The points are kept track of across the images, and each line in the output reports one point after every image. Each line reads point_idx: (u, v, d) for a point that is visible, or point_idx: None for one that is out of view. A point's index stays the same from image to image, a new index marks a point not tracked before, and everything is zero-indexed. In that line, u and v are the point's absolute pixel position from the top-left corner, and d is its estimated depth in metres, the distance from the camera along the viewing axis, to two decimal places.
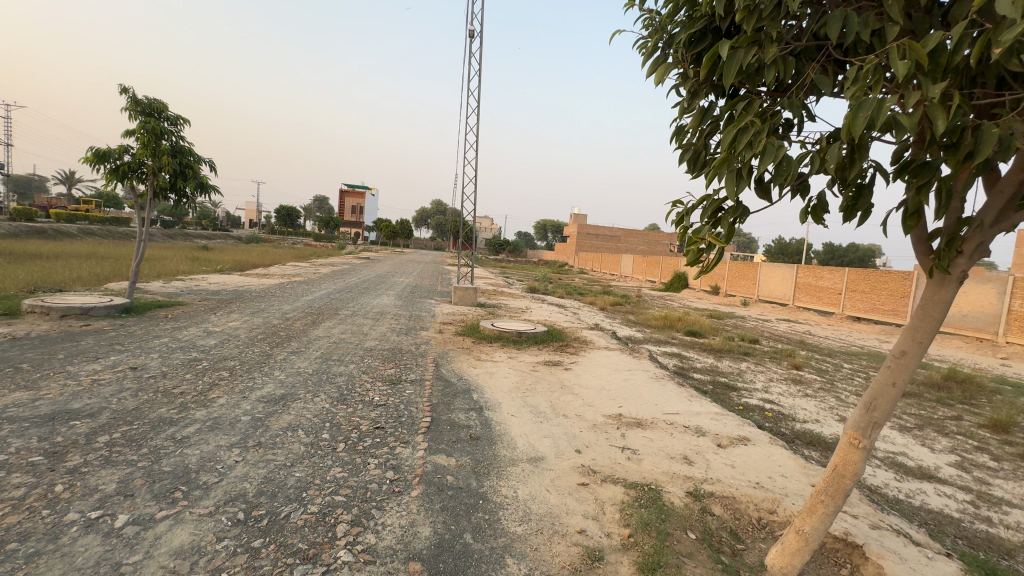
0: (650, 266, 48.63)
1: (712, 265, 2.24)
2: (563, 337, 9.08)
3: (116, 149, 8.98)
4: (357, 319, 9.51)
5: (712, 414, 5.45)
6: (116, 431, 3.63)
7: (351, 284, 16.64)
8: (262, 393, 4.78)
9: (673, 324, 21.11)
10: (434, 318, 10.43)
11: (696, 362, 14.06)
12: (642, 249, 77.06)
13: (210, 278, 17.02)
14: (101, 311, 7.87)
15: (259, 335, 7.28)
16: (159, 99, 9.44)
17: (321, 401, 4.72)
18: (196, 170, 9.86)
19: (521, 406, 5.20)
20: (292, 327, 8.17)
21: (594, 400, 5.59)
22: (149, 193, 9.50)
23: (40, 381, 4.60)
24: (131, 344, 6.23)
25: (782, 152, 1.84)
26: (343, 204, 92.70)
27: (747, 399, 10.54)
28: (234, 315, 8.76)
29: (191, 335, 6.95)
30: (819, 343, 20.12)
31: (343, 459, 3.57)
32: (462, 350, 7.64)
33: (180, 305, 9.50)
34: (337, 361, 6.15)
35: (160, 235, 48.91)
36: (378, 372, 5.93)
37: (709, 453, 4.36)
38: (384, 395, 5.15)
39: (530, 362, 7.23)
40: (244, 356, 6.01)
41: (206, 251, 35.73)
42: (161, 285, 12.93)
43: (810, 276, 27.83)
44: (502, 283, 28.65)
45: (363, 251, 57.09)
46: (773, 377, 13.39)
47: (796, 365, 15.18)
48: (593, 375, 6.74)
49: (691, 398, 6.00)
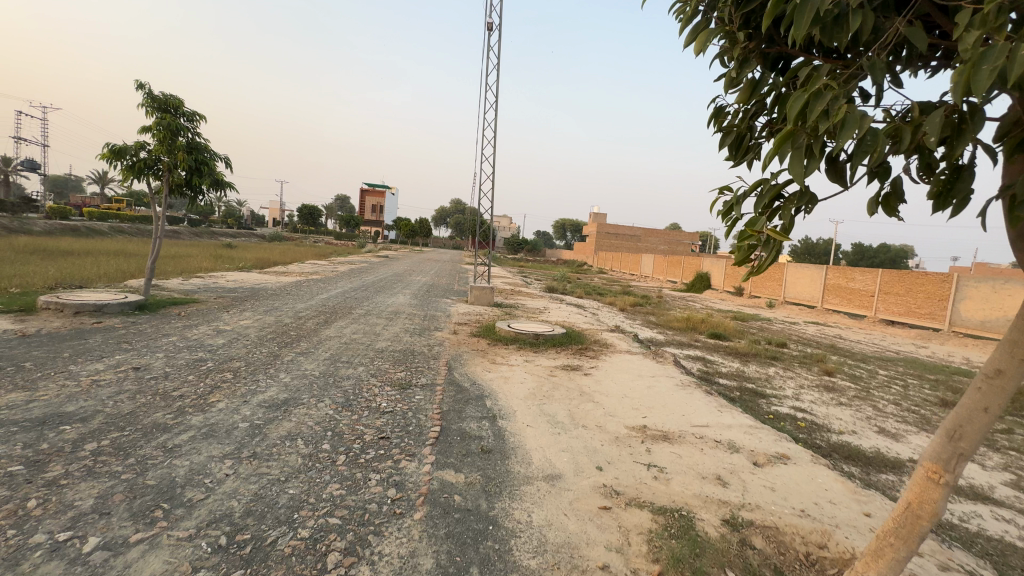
0: (671, 266, 47.62)
1: (765, 264, 1.86)
2: (582, 340, 8.69)
3: (132, 145, 8.96)
4: (370, 318, 9.29)
5: (745, 427, 5.00)
6: (105, 438, 3.41)
7: (368, 283, 16.51)
8: (264, 397, 4.53)
9: (695, 326, 20.46)
10: (449, 318, 10.14)
11: (722, 367, 13.46)
12: (663, 248, 75.72)
13: (229, 275, 17.15)
14: (114, 308, 7.81)
15: (269, 334, 7.10)
16: (175, 95, 9.39)
17: (326, 407, 4.45)
18: (211, 167, 9.79)
19: (538, 415, 4.85)
20: (304, 326, 7.98)
21: (616, 410, 5.20)
22: (165, 190, 9.46)
23: (38, 381, 4.44)
24: (139, 343, 6.09)
25: (867, 124, 1.44)
26: (364, 204, 93.65)
27: (777, 407, 9.97)
28: (246, 314, 8.61)
29: (200, 334, 6.80)
30: (851, 348, 19.22)
31: (342, 474, 3.27)
32: (476, 352, 7.32)
33: (195, 303, 9.42)
34: (347, 364, 5.90)
35: (187, 233, 50.04)
36: (388, 375, 5.65)
37: (745, 473, 3.94)
38: (392, 400, 4.86)
39: (547, 367, 6.87)
40: (250, 357, 5.80)
41: (230, 249, 36.32)
42: (180, 282, 12.99)
43: (840, 278, 26.72)
44: (520, 282, 28.31)
45: (383, 250, 57.45)
46: (803, 384, 12.71)
47: (828, 371, 14.44)
48: (615, 382, 6.34)
49: (721, 408, 5.56)
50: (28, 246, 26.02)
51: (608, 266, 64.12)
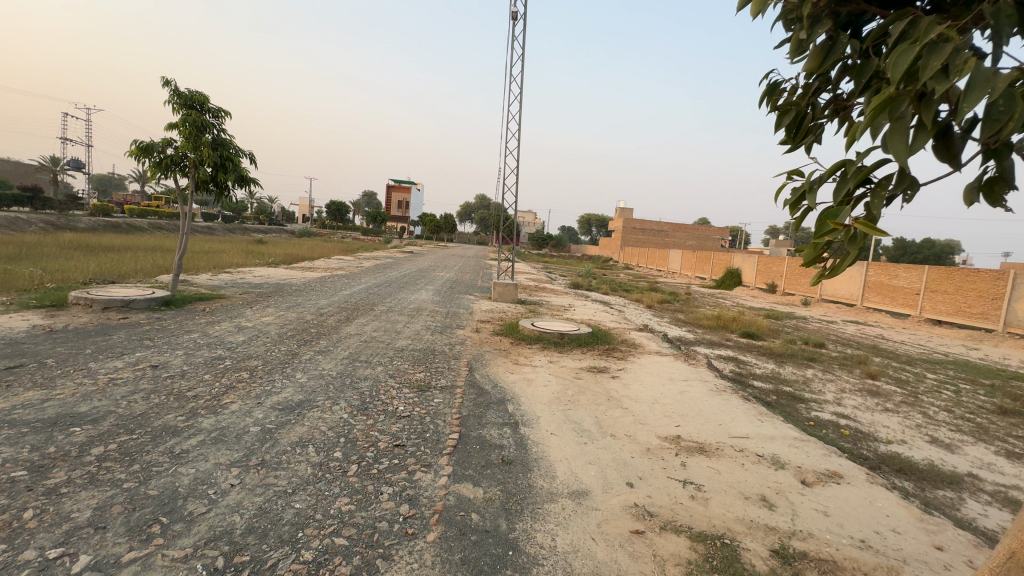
0: (700, 262, 46.36)
1: (843, 264, 1.53)
2: (609, 339, 8.32)
3: (159, 142, 9.03)
4: (391, 315, 9.14)
5: (789, 440, 4.59)
6: (112, 442, 3.30)
7: (391, 279, 16.48)
8: (278, 399, 4.39)
9: (726, 324, 19.72)
10: (471, 315, 9.92)
11: (755, 368, 12.84)
12: (691, 244, 73.87)
13: (256, 271, 17.40)
14: (141, 304, 7.88)
15: (289, 331, 7.01)
16: (201, 91, 9.42)
17: (341, 410, 4.28)
18: (236, 163, 9.79)
19: (562, 422, 4.56)
20: (325, 323, 7.88)
21: (646, 417, 4.86)
22: (191, 186, 9.52)
23: (56, 380, 4.40)
24: (161, 340, 6.07)
25: (1005, 79, 1.08)
26: (390, 200, 94.65)
27: (817, 413, 9.39)
28: (269, 310, 8.60)
29: (222, 330, 6.77)
30: (894, 349, 18.18)
31: (352, 487, 3.05)
32: (498, 352, 7.06)
33: (220, 299, 9.48)
34: (365, 363, 5.73)
35: (220, 229, 51.54)
36: (407, 376, 5.44)
37: (793, 493, 3.56)
38: (410, 404, 4.64)
39: (572, 368, 6.56)
40: (268, 355, 5.69)
41: (261, 245, 37.15)
42: (208, 277, 13.19)
43: (882, 274, 25.35)
44: (544, 279, 27.95)
45: (408, 245, 57.93)
46: (844, 388, 12.00)
47: (871, 374, 13.62)
48: (644, 385, 5.98)
49: (761, 417, 5.15)
50: (71, 242, 27.14)
51: (634, 262, 62.98)
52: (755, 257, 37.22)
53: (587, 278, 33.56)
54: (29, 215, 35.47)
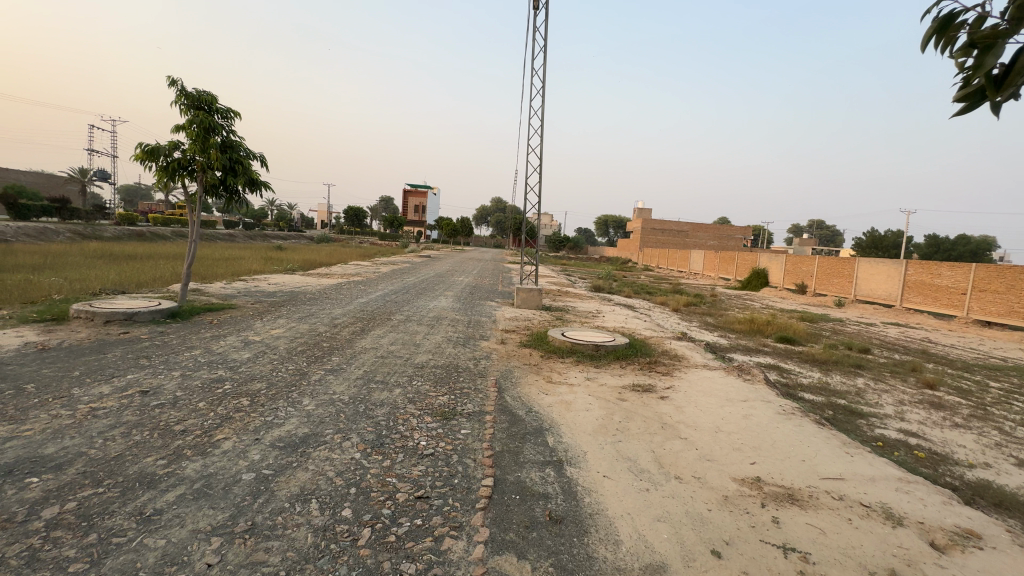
0: (724, 262, 45.00)
1: None
2: (648, 351, 7.51)
3: (165, 145, 8.59)
4: (410, 326, 8.47)
5: (894, 483, 3.75)
6: (71, 500, 2.66)
7: (409, 285, 15.92)
8: (280, 433, 3.72)
9: (761, 328, 18.63)
10: (495, 324, 9.21)
11: (801, 378, 11.84)
12: (713, 244, 72.14)
13: (272, 278, 17.01)
14: (145, 316, 7.37)
15: (299, 347, 6.40)
16: (209, 91, 8.97)
17: (352, 448, 3.59)
18: (246, 165, 9.28)
19: (615, 461, 3.80)
20: (338, 336, 7.25)
21: (713, 453, 4.07)
22: (199, 191, 9.05)
23: (28, 411, 3.81)
24: (159, 358, 5.50)
25: None
26: (407, 204, 94.86)
27: (881, 431, 8.40)
28: (280, 321, 8.04)
29: (226, 346, 6.19)
30: (944, 353, 16.88)
31: (363, 566, 2.35)
32: (529, 368, 6.32)
33: (230, 309, 8.97)
34: (381, 384, 5.05)
35: (241, 237, 52.10)
36: (429, 401, 4.73)
37: (930, 566, 2.74)
38: (433, 438, 3.94)
39: (613, 387, 5.77)
40: (272, 377, 5.05)
41: (279, 251, 37.28)
42: (222, 286, 12.80)
43: (923, 273, 23.83)
44: (566, 282, 27.10)
45: (426, 249, 57.80)
46: (903, 401, 10.91)
47: (929, 383, 12.45)
48: (700, 408, 5.17)
49: (849, 450, 4.31)
50: (96, 251, 27.51)
51: (654, 263, 61.61)
52: (783, 257, 35.72)
53: (608, 280, 32.58)
54: (57, 224, 36.27)
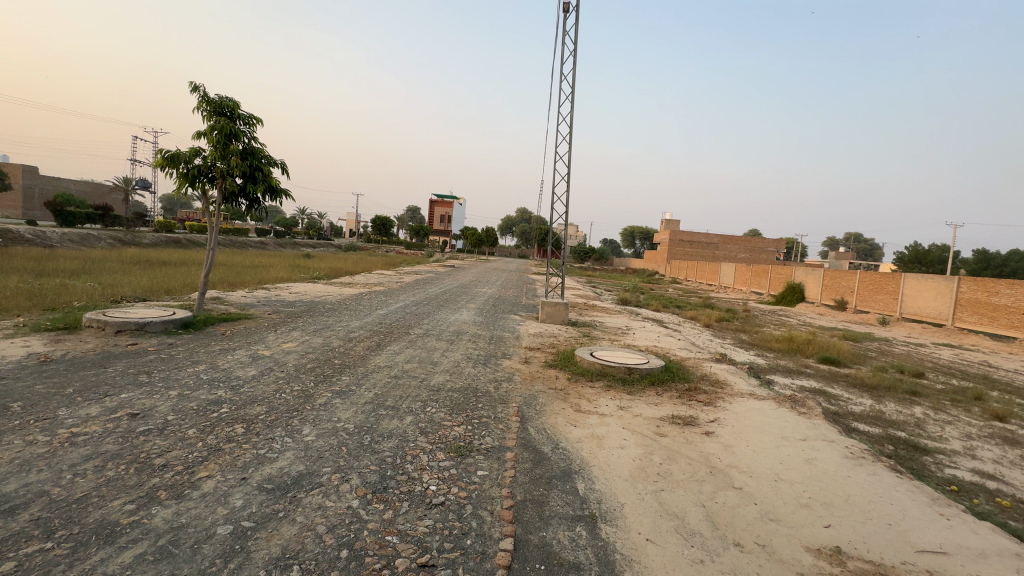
0: (756, 276, 43.31)
1: None
2: (686, 376, 6.81)
3: (186, 151, 8.47)
4: (428, 341, 8.02)
5: (1014, 562, 3.00)
6: (7, 560, 2.22)
7: (432, 296, 15.55)
8: (271, 472, 3.25)
9: (801, 347, 17.47)
10: (519, 341, 8.64)
11: (852, 405, 10.82)
12: (743, 256, 69.95)
13: (296, 286, 16.94)
14: (157, 327, 7.13)
15: (309, 363, 5.99)
16: (232, 97, 8.83)
17: (350, 493, 3.08)
18: (266, 172, 9.07)
19: (660, 519, 3.17)
20: (351, 352, 6.83)
21: (778, 511, 3.40)
22: (218, 198, 8.89)
23: (3, 435, 3.46)
24: (160, 375, 5.15)
25: None
26: (433, 214, 95.76)
27: (951, 471, 7.43)
28: (294, 334, 7.69)
29: (233, 361, 5.83)
30: (1008, 380, 15.42)
31: None
32: (555, 393, 5.74)
33: (246, 320, 8.71)
34: (390, 411, 4.55)
35: (271, 244, 53.22)
36: (442, 433, 4.20)
37: None
38: (445, 481, 3.40)
39: (650, 419, 5.12)
40: (274, 399, 4.62)
41: (307, 259, 37.74)
42: (245, 294, 12.70)
43: (978, 291, 22.09)
44: (592, 295, 26.35)
45: (451, 259, 57.68)
46: (969, 435, 9.80)
47: (998, 415, 11.22)
48: (753, 449, 4.48)
49: (944, 513, 3.57)
50: (133, 256, 28.29)
51: (681, 275, 60.02)
52: (820, 271, 34.00)
53: (635, 293, 31.58)
54: (98, 231, 37.67)
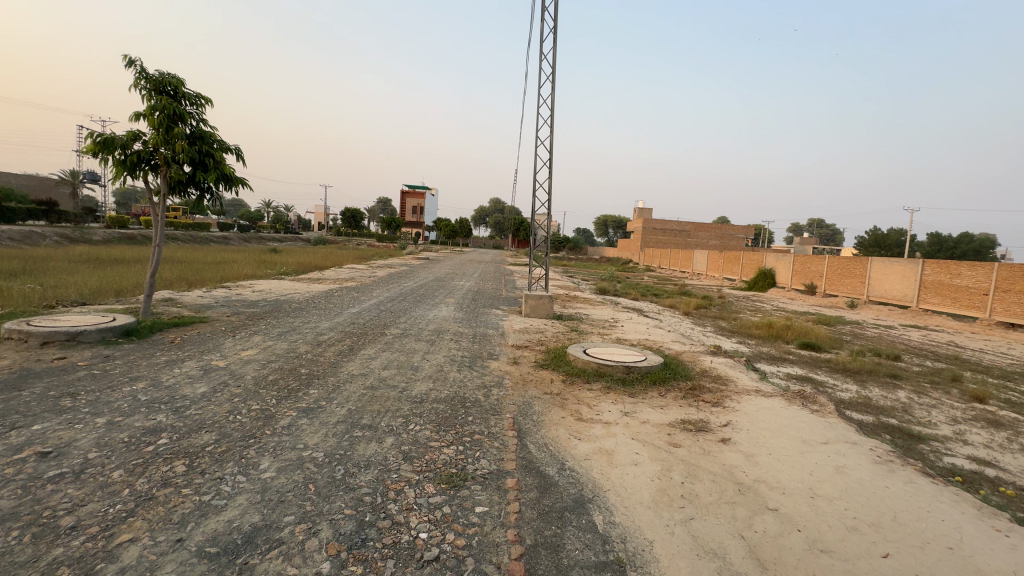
0: (728, 263, 43.80)
1: None
2: (687, 373, 6.34)
3: (123, 135, 7.45)
4: (406, 342, 7.34)
5: None
6: None
7: (407, 291, 14.77)
8: (216, 529, 2.56)
9: (781, 333, 17.47)
10: (505, 339, 8.05)
11: (839, 392, 10.68)
12: (714, 243, 71.02)
13: (260, 284, 15.80)
14: (93, 335, 6.22)
15: (272, 375, 5.25)
16: (176, 74, 7.84)
17: (319, 553, 2.44)
18: (219, 158, 8.13)
19: (698, 560, 2.66)
20: (321, 358, 6.09)
21: (827, 538, 2.95)
22: (162, 187, 7.90)
23: None
24: (88, 396, 4.33)
25: None
26: (405, 206, 93.85)
27: (950, 460, 7.25)
28: (254, 339, 6.88)
29: (181, 375, 5.04)
30: (978, 360, 15.76)
31: None
32: (551, 399, 5.19)
33: (201, 324, 7.83)
34: (368, 433, 3.90)
35: (234, 239, 50.82)
36: (430, 458, 3.57)
37: None
38: (438, 525, 2.78)
39: (659, 426, 4.64)
40: (226, 424, 3.89)
41: (273, 254, 36.11)
42: (202, 294, 11.64)
43: (941, 273, 22.64)
44: (571, 285, 25.97)
45: (424, 251, 56.42)
46: (956, 419, 9.78)
47: (978, 397, 11.30)
48: (777, 457, 4.04)
49: (1000, 528, 3.22)
50: (80, 254, 26.27)
51: (655, 263, 60.39)
52: (789, 256, 34.53)
53: (613, 282, 31.34)
54: (42, 227, 35.00)
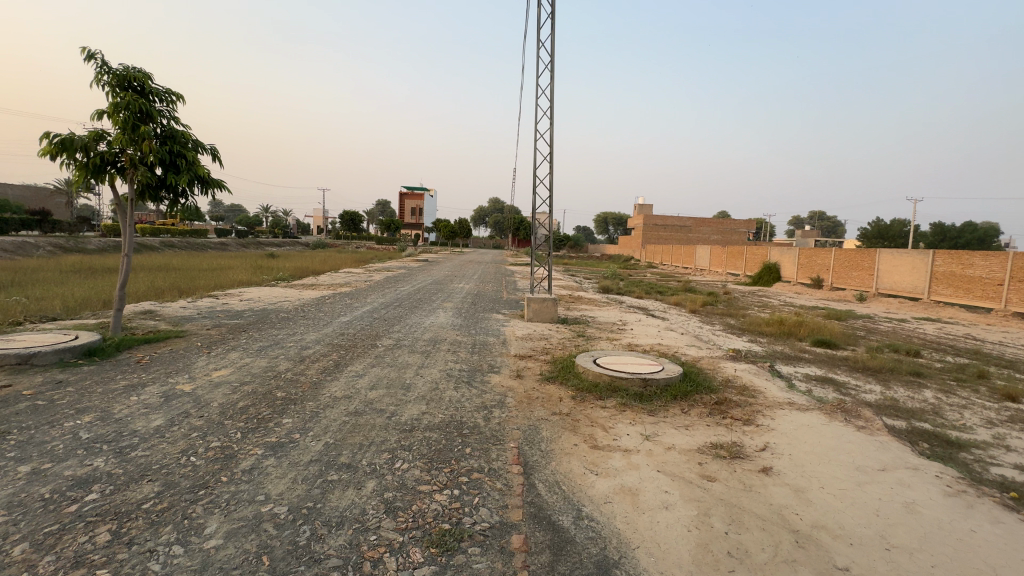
0: (731, 258, 43.13)
1: None
2: (710, 384, 5.70)
3: (83, 135, 6.80)
4: (398, 355, 6.71)
5: None
6: None
7: (403, 295, 14.14)
8: None
9: (793, 330, 16.80)
10: (507, 349, 7.41)
11: (863, 394, 10.02)
12: (716, 238, 70.33)
13: (251, 292, 15.16)
14: (49, 357, 5.57)
15: (243, 401, 4.61)
16: (142, 68, 7.20)
17: None
18: (191, 159, 7.48)
19: None
20: (301, 378, 5.46)
21: None
22: (131, 193, 7.27)
23: None
24: (20, 435, 3.69)
25: None
26: (404, 207, 93.37)
27: (997, 471, 6.58)
28: (231, 356, 6.25)
29: (138, 405, 4.41)
30: (999, 353, 15.06)
31: None
32: (561, 421, 4.55)
33: (177, 340, 7.20)
34: (344, 477, 3.25)
35: (231, 244, 50.08)
36: (418, 511, 2.92)
37: None
38: None
39: (687, 453, 4.00)
40: (176, 470, 3.24)
41: (270, 258, 35.59)
42: (185, 305, 11.00)
43: (953, 263, 21.96)
44: (573, 285, 25.31)
45: (423, 253, 55.95)
46: (991, 421, 9.10)
47: (1009, 395, 10.61)
48: (833, 493, 3.40)
49: None
50: (73, 264, 25.76)
51: (656, 259, 59.67)
52: (795, 250, 33.89)
53: (616, 280, 30.69)
54: (35, 237, 34.38)
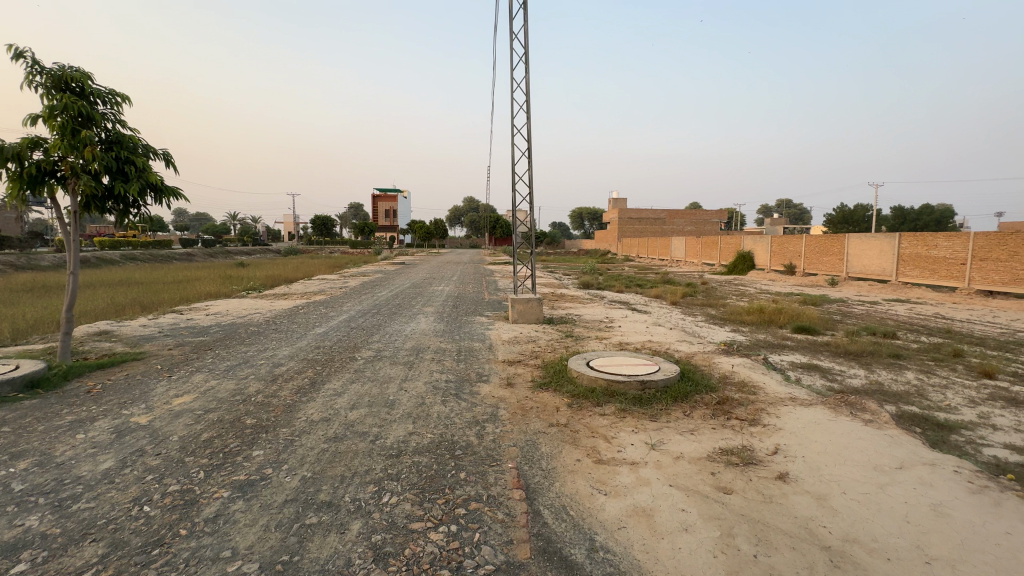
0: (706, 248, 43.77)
1: None
2: (710, 383, 5.47)
3: (15, 143, 6.15)
4: (379, 368, 6.27)
5: None
6: None
7: (381, 301, 13.59)
8: None
9: (774, 317, 16.95)
10: (494, 354, 7.05)
11: (849, 379, 10.04)
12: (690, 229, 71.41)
13: (219, 305, 14.37)
14: None
15: (207, 432, 4.13)
16: (81, 68, 6.56)
17: None
18: (142, 165, 6.87)
19: None
20: (274, 400, 4.99)
21: None
22: (74, 204, 6.63)
23: None
24: None
25: None
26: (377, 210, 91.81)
27: (990, 452, 6.57)
28: (194, 380, 5.71)
29: (84, 444, 3.89)
30: (969, 330, 15.49)
31: None
32: (560, 434, 4.24)
33: (134, 364, 6.60)
34: (325, 520, 2.85)
35: (197, 255, 48.10)
36: (411, 557, 2.55)
37: None
38: None
39: (698, 462, 3.73)
40: (126, 524, 2.79)
41: (240, 267, 34.30)
42: (146, 323, 10.27)
43: (918, 245, 22.62)
44: (554, 282, 25.11)
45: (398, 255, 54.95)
46: (973, 399, 9.21)
47: (986, 371, 10.82)
48: (857, 499, 3.18)
49: None
50: (23, 283, 24.18)
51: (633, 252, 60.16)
52: (767, 238, 34.55)
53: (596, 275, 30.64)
54: None
